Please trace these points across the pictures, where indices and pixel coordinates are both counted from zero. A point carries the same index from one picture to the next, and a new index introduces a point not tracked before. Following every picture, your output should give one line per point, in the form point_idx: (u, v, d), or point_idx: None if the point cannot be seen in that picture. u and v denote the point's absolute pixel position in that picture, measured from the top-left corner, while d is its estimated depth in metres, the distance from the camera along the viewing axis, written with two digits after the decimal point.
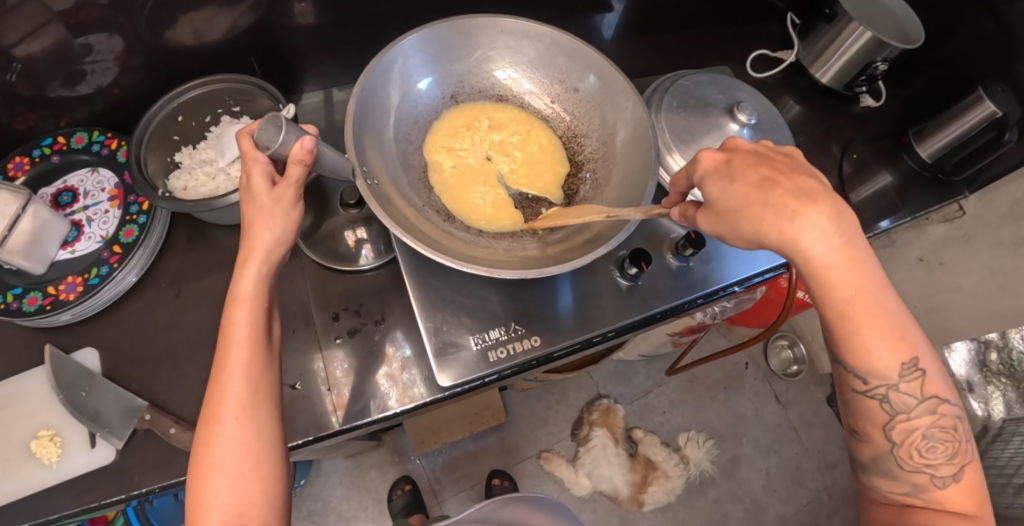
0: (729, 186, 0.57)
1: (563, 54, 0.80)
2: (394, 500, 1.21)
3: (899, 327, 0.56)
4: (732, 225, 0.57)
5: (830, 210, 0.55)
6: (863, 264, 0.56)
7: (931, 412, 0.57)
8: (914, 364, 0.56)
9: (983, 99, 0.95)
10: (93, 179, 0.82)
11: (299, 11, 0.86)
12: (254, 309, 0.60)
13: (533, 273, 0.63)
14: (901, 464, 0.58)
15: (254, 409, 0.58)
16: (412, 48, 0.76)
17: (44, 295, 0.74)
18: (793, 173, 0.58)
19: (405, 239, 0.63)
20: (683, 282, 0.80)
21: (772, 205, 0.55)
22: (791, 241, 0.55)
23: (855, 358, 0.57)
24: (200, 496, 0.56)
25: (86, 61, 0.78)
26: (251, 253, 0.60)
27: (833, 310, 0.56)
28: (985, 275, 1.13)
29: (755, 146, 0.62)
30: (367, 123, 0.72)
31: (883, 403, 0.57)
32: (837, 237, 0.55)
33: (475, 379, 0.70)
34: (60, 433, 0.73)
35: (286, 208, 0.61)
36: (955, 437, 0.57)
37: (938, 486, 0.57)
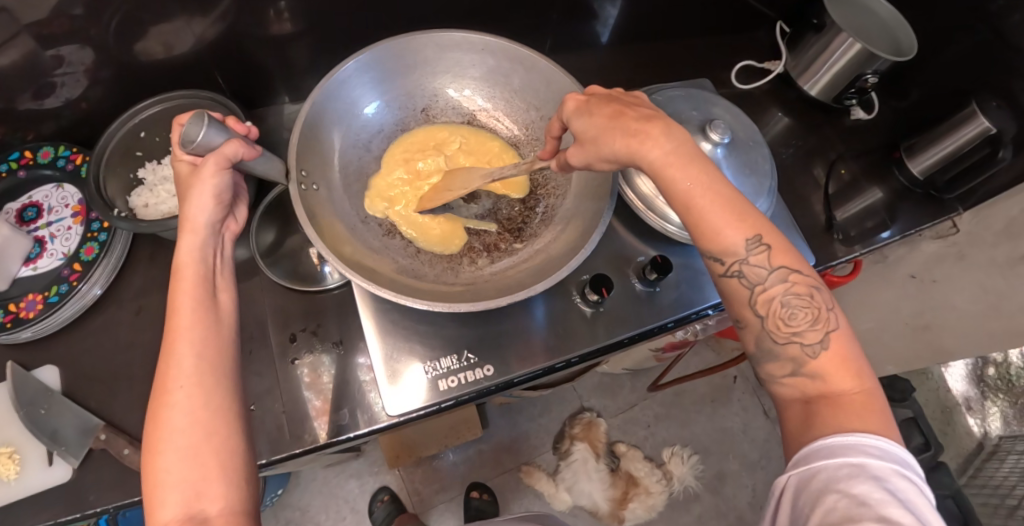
0: (587, 119, 0.59)
1: (550, 87, 0.77)
2: (376, 510, 1.22)
3: (740, 209, 0.56)
4: (598, 152, 0.58)
5: (662, 127, 0.57)
6: (699, 160, 0.57)
7: (784, 280, 0.55)
8: (759, 239, 0.55)
9: (977, 114, 0.93)
10: (58, 195, 0.82)
11: (269, 23, 0.84)
12: (192, 276, 0.58)
13: (439, 306, 0.62)
14: (774, 339, 0.54)
15: (204, 377, 0.55)
16: (383, 57, 0.74)
17: (5, 313, 0.73)
18: (641, 106, 0.61)
19: (330, 259, 0.61)
20: (652, 308, 0.78)
21: (621, 127, 0.57)
22: (632, 152, 0.56)
23: (706, 241, 0.56)
24: (152, 474, 0.51)
25: (56, 73, 0.77)
26: (185, 223, 0.59)
27: (681, 207, 0.56)
28: (978, 294, 1.08)
29: (608, 90, 0.64)
30: (320, 129, 0.71)
31: (742, 280, 0.56)
32: (670, 142, 0.57)
33: (427, 408, 0.69)
34: (19, 450, 0.73)
35: (208, 174, 0.58)
36: (815, 305, 0.54)
37: (811, 356, 0.53)
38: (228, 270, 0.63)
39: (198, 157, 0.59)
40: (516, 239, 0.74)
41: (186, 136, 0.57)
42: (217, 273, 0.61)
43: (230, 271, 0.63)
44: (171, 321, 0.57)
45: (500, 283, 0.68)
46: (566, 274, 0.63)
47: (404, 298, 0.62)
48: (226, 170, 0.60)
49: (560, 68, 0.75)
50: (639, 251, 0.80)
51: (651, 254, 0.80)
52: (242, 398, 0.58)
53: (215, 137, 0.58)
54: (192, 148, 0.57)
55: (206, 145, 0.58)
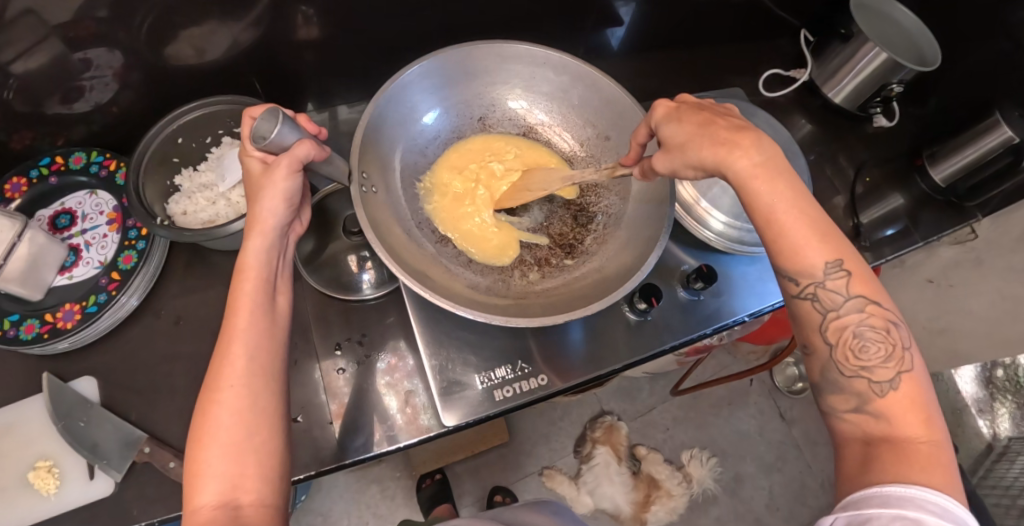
0: (676, 125, 0.59)
1: (610, 105, 0.77)
2: (423, 489, 1.22)
3: (825, 231, 0.55)
4: (681, 158, 0.59)
5: (751, 139, 0.57)
6: (784, 177, 0.56)
7: (860, 309, 0.54)
8: (841, 263, 0.54)
9: (999, 124, 0.95)
10: (92, 201, 0.80)
11: (302, 27, 0.82)
12: (256, 278, 0.58)
13: (495, 320, 0.61)
14: (841, 371, 0.53)
15: (254, 378, 0.54)
16: (445, 64, 0.74)
17: (41, 323, 0.72)
18: (731, 116, 0.61)
19: (398, 271, 0.61)
20: (694, 316, 0.79)
21: (709, 135, 0.57)
22: (720, 160, 0.56)
23: (786, 261, 0.55)
24: (196, 466, 0.51)
25: (85, 77, 0.76)
26: (254, 222, 0.58)
27: (760, 217, 0.56)
28: (996, 301, 1.11)
29: (700, 100, 0.64)
30: (381, 131, 0.71)
31: (815, 303, 0.55)
32: (760, 153, 0.56)
33: (480, 418, 0.69)
34: (58, 463, 0.72)
35: (280, 175, 0.57)
36: (891, 340, 0.53)
37: (879, 394, 0.51)
38: (286, 273, 0.62)
39: (269, 155, 0.58)
40: (567, 255, 0.74)
41: (261, 132, 0.57)
42: (278, 276, 0.61)
43: (291, 275, 0.63)
44: (229, 321, 0.56)
45: (549, 300, 0.68)
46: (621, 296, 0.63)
47: (457, 306, 0.61)
48: (297, 173, 0.59)
49: (619, 85, 0.75)
50: (684, 259, 0.81)
51: (696, 262, 0.80)
52: (288, 400, 0.58)
53: (288, 136, 0.57)
54: (264, 146, 0.56)
55: (280, 145, 0.57)
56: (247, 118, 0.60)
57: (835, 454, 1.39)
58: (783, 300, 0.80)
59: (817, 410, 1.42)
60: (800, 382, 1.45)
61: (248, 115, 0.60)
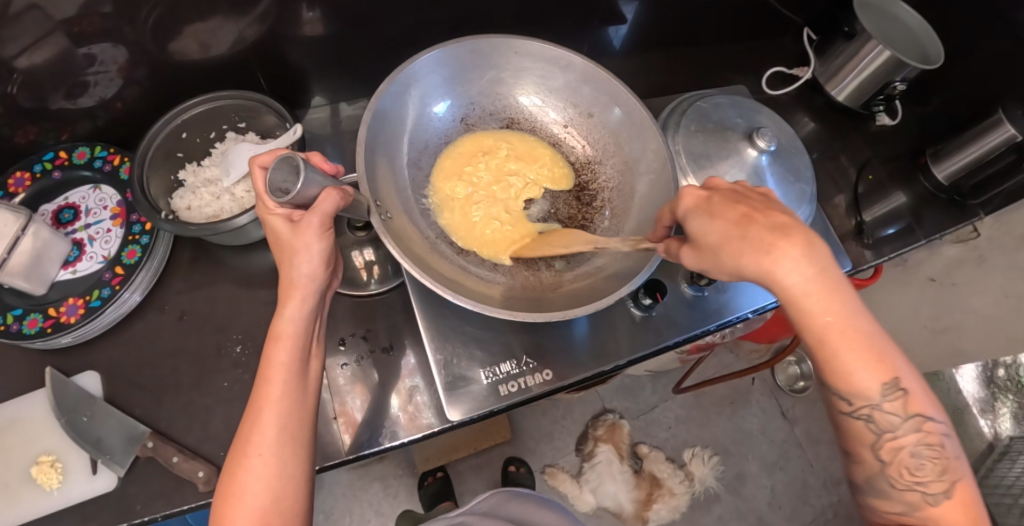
0: (709, 222, 0.55)
1: (588, 82, 0.78)
2: (427, 487, 1.21)
3: (877, 348, 0.52)
4: (717, 262, 0.55)
5: (800, 242, 0.52)
6: (841, 291, 0.52)
7: (917, 428, 0.53)
8: (897, 384, 0.52)
9: (1002, 122, 0.94)
10: (96, 196, 0.80)
11: (308, 22, 0.82)
12: (292, 347, 0.57)
13: (558, 315, 0.62)
14: (892, 483, 0.53)
15: (284, 448, 0.55)
16: (422, 70, 0.73)
17: (45, 317, 0.72)
18: (771, 207, 0.56)
19: (429, 283, 0.61)
20: (698, 312, 0.78)
21: (750, 239, 0.52)
22: (767, 273, 0.52)
23: (836, 382, 0.53)
24: (222, 523, 0.52)
25: (89, 72, 0.75)
26: (290, 288, 0.57)
27: (811, 338, 0.53)
28: (999, 299, 1.11)
29: (734, 184, 0.59)
30: (377, 148, 0.70)
31: (869, 424, 0.53)
32: (812, 265, 0.52)
33: (485, 413, 0.69)
34: (61, 458, 0.71)
35: (312, 235, 0.55)
36: (944, 456, 0.52)
37: (931, 504, 0.51)
38: (319, 335, 0.62)
39: (294, 212, 0.56)
40: None
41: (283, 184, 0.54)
42: (313, 340, 0.60)
43: (320, 334, 0.62)
44: (261, 385, 0.56)
45: (588, 288, 0.68)
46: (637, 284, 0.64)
47: (486, 307, 0.61)
48: (328, 229, 0.57)
49: (598, 63, 0.76)
50: None
51: None
52: (313, 459, 0.58)
53: (312, 185, 0.55)
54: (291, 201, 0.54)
55: (304, 196, 0.55)
56: (258, 169, 0.56)
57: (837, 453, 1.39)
58: None
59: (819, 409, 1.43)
60: (801, 380, 1.46)
61: (257, 165, 0.56)
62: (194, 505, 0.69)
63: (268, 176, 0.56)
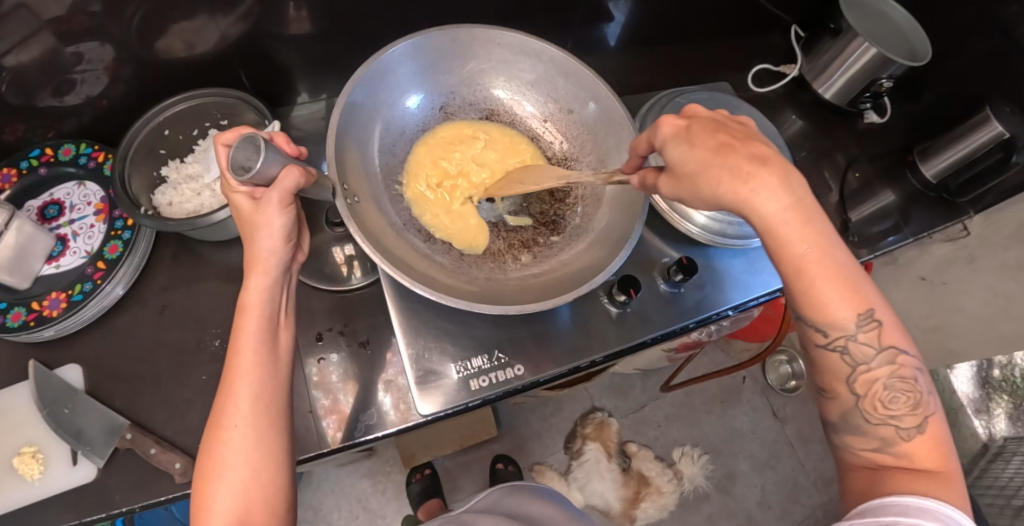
0: (688, 150, 0.56)
1: (568, 77, 0.78)
2: (414, 483, 1.23)
3: (853, 280, 0.55)
4: (693, 191, 0.56)
5: (776, 172, 0.54)
6: (816, 220, 0.54)
7: (890, 361, 0.55)
8: (871, 315, 0.54)
9: (990, 119, 0.94)
10: (80, 192, 0.81)
11: (293, 20, 0.83)
12: (258, 318, 0.57)
13: (514, 309, 0.62)
14: (867, 418, 0.55)
15: (259, 418, 0.55)
16: (402, 56, 0.74)
17: (28, 311, 0.73)
18: (750, 140, 0.57)
19: (393, 271, 0.61)
20: (675, 308, 0.78)
21: (728, 168, 0.54)
22: (744, 201, 0.54)
23: (812, 311, 0.55)
24: (202, 500, 0.52)
25: (76, 70, 0.76)
26: (253, 262, 0.57)
27: (789, 265, 0.54)
28: (989, 297, 1.11)
29: (712, 113, 0.60)
30: (350, 133, 0.70)
31: (843, 355, 0.55)
32: (789, 195, 0.54)
33: (455, 408, 0.69)
34: (42, 449, 0.73)
35: (273, 210, 0.56)
36: (916, 389, 0.54)
37: (904, 439, 0.53)
38: (290, 305, 0.62)
39: (257, 188, 0.56)
40: (553, 232, 0.75)
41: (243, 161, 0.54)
42: (282, 310, 0.60)
43: (292, 311, 0.62)
44: (232, 359, 0.56)
45: (549, 283, 0.69)
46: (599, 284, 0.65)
47: (447, 298, 0.62)
48: (290, 205, 0.57)
49: (580, 61, 0.77)
50: (664, 252, 0.81)
51: (677, 255, 0.80)
52: (292, 429, 0.58)
53: (273, 164, 0.55)
54: (251, 179, 0.54)
55: (265, 174, 0.55)
56: (221, 146, 0.57)
57: (828, 453, 1.38)
58: (766, 293, 0.80)
59: (811, 408, 1.42)
60: (793, 380, 1.44)
61: (220, 143, 0.57)
62: (171, 496, 0.70)
63: (229, 153, 0.56)
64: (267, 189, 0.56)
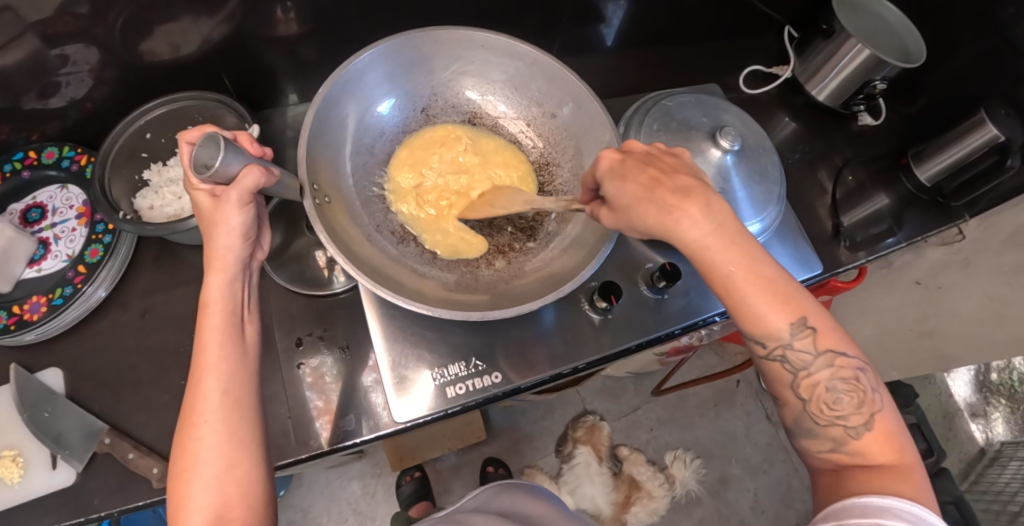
0: (622, 185, 0.58)
1: (549, 79, 0.77)
2: (403, 486, 1.22)
3: (782, 291, 0.56)
4: (628, 221, 0.59)
5: (699, 200, 0.57)
6: (741, 242, 0.57)
7: (829, 364, 0.56)
8: (805, 322, 0.56)
9: (985, 122, 0.91)
10: (63, 195, 0.81)
11: (280, 22, 0.82)
12: (221, 312, 0.56)
13: (475, 315, 0.62)
14: (816, 421, 0.55)
15: (230, 412, 0.54)
16: (378, 60, 0.72)
17: (9, 315, 0.73)
18: (677, 171, 0.60)
19: (354, 273, 0.61)
20: (659, 315, 0.78)
21: (654, 201, 0.57)
22: (670, 230, 0.57)
23: (750, 325, 0.57)
24: (178, 500, 0.51)
25: (61, 72, 0.76)
26: (211, 260, 0.57)
27: (720, 286, 0.57)
28: (984, 301, 1.08)
29: (647, 147, 0.63)
30: (324, 137, 0.70)
31: (785, 364, 0.56)
32: (710, 222, 0.57)
33: (434, 416, 0.69)
34: (22, 453, 0.73)
35: (232, 208, 0.55)
36: (859, 388, 0.55)
37: (854, 438, 0.54)
38: (253, 302, 0.61)
39: (217, 185, 0.56)
40: (529, 239, 0.73)
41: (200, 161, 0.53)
42: (246, 306, 0.60)
43: (256, 307, 0.62)
44: (198, 357, 0.55)
45: (520, 288, 0.68)
46: (572, 288, 0.64)
47: (401, 299, 0.61)
48: (250, 203, 0.57)
49: (561, 63, 0.75)
50: (648, 257, 0.80)
51: (660, 260, 0.79)
52: (265, 424, 0.58)
53: (233, 163, 0.55)
54: (211, 178, 0.54)
55: (225, 173, 0.54)
56: (184, 144, 0.56)
57: None
58: None
59: None
60: None
61: (184, 141, 0.57)
62: (150, 501, 0.70)
63: (194, 150, 0.55)
64: (227, 186, 0.56)
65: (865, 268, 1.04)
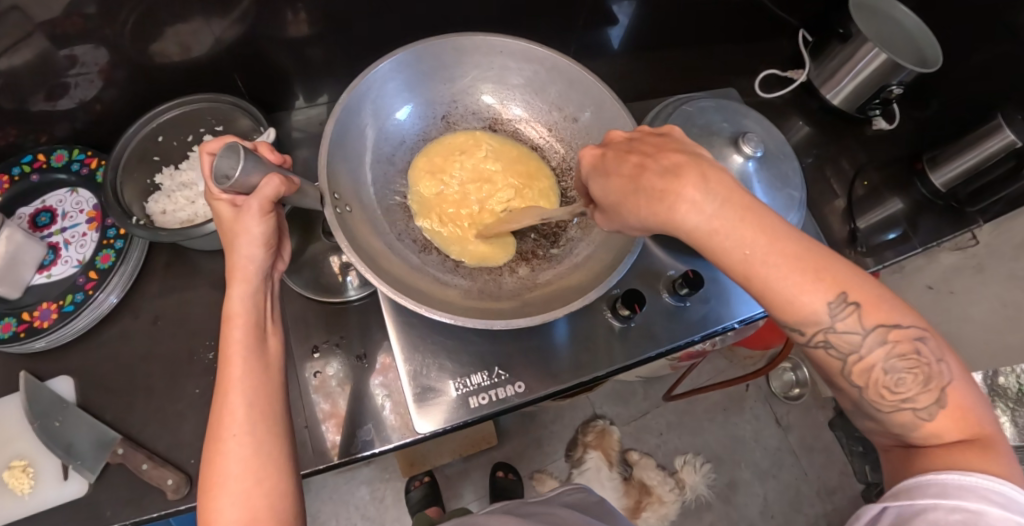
0: (605, 181, 0.56)
1: (570, 83, 0.75)
2: (412, 491, 1.21)
3: (814, 267, 0.51)
4: (623, 221, 0.55)
5: (693, 177, 0.52)
6: (754, 215, 0.51)
7: (881, 341, 0.50)
8: (846, 299, 0.50)
9: (1004, 127, 0.91)
10: (72, 199, 0.80)
11: (292, 23, 0.81)
12: (245, 324, 0.55)
13: (499, 323, 0.60)
14: (878, 407, 0.51)
15: (255, 425, 0.53)
16: (399, 66, 0.71)
17: (18, 322, 0.71)
18: (667, 150, 0.55)
19: (377, 282, 0.59)
20: (680, 323, 0.77)
21: (644, 191, 0.52)
22: (669, 222, 0.52)
23: (781, 312, 0.52)
24: (208, 514, 0.50)
25: (70, 74, 0.74)
26: (232, 270, 0.56)
27: (738, 274, 0.52)
28: (996, 307, 1.10)
29: (632, 132, 0.59)
30: (346, 144, 0.68)
31: (829, 350, 0.52)
32: (713, 201, 0.51)
33: (456, 426, 0.68)
34: (33, 463, 0.71)
35: (252, 218, 0.54)
36: (922, 363, 0.50)
37: (925, 420, 0.49)
38: (276, 313, 0.60)
39: (239, 195, 0.54)
40: (552, 246, 0.73)
41: (219, 170, 0.52)
42: (268, 316, 0.58)
43: (278, 317, 0.60)
44: (223, 370, 0.54)
45: (544, 296, 0.67)
46: (598, 295, 0.62)
47: (429, 310, 0.60)
48: (270, 212, 0.55)
49: (583, 67, 0.74)
50: (669, 264, 0.79)
51: (682, 268, 0.78)
52: (292, 435, 0.56)
53: (252, 174, 0.53)
54: (229, 187, 0.52)
55: (245, 183, 0.53)
56: (206, 155, 0.55)
57: (830, 461, 1.37)
58: None
59: (814, 416, 1.40)
60: (796, 388, 1.42)
61: (204, 151, 0.54)
62: (163, 513, 0.69)
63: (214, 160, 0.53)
64: (248, 196, 0.54)
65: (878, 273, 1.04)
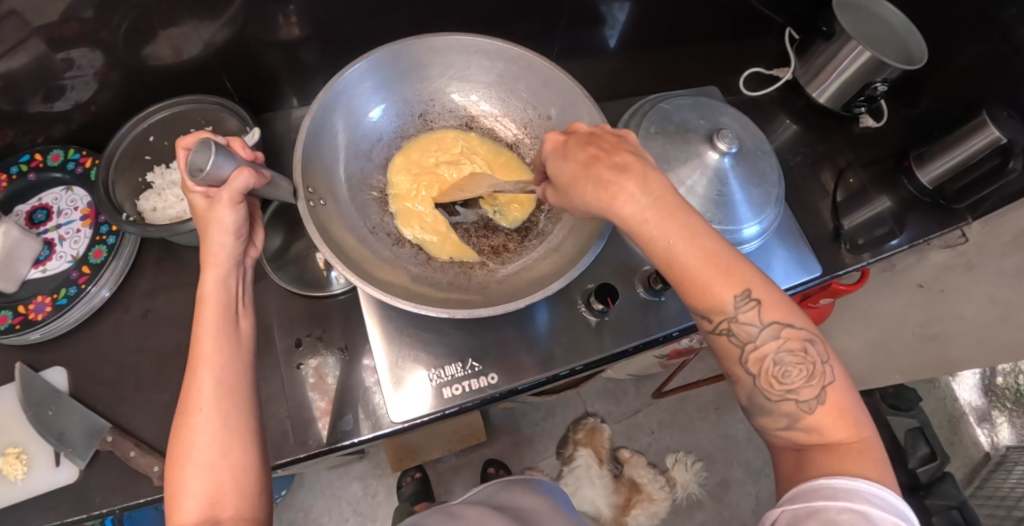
0: (562, 162, 0.57)
1: (547, 85, 0.76)
2: (404, 486, 1.23)
3: (728, 264, 0.55)
4: (571, 201, 0.57)
5: (637, 174, 0.55)
6: (680, 214, 0.55)
7: (776, 335, 0.55)
8: (749, 295, 0.55)
9: (988, 123, 0.90)
10: (68, 197, 0.83)
11: (283, 27, 0.83)
12: (216, 305, 0.57)
13: (461, 313, 0.62)
14: (768, 396, 0.55)
15: (224, 400, 0.55)
16: (375, 67, 0.73)
17: (15, 314, 0.74)
18: (620, 149, 0.57)
19: (351, 275, 0.62)
20: (655, 317, 0.78)
21: (593, 179, 0.55)
22: (608, 207, 0.55)
23: (694, 300, 0.56)
24: (174, 485, 0.52)
25: (66, 76, 0.77)
26: (205, 254, 0.58)
27: (660, 261, 0.55)
28: (987, 305, 1.07)
29: (594, 128, 0.61)
30: (321, 142, 0.70)
31: (730, 338, 0.56)
32: (648, 196, 0.55)
33: (433, 415, 0.70)
34: (26, 450, 0.74)
35: (223, 208, 0.56)
36: (808, 360, 0.54)
37: (807, 413, 0.53)
38: (250, 296, 0.62)
39: (211, 187, 0.56)
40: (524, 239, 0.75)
41: (194, 164, 0.54)
42: (241, 299, 0.60)
43: (253, 299, 0.62)
44: (194, 348, 0.56)
45: (512, 288, 0.68)
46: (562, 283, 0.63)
47: (394, 299, 0.62)
48: (241, 203, 0.57)
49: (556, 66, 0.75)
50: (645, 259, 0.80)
51: None
52: (262, 414, 0.58)
53: (224, 166, 0.55)
54: (202, 180, 0.54)
55: (218, 175, 0.55)
56: (182, 150, 0.57)
57: None
58: None
59: None
60: None
61: (180, 146, 0.57)
62: (150, 498, 0.71)
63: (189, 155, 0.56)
64: (220, 188, 0.56)
65: (866, 271, 1.03)
